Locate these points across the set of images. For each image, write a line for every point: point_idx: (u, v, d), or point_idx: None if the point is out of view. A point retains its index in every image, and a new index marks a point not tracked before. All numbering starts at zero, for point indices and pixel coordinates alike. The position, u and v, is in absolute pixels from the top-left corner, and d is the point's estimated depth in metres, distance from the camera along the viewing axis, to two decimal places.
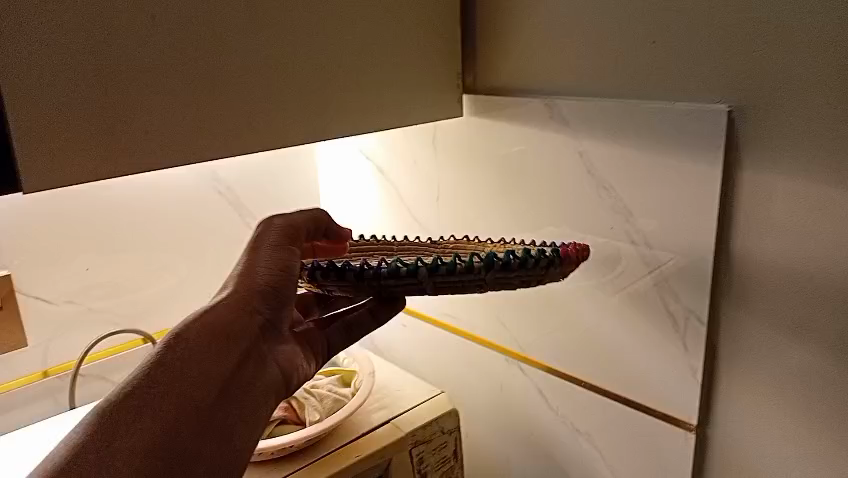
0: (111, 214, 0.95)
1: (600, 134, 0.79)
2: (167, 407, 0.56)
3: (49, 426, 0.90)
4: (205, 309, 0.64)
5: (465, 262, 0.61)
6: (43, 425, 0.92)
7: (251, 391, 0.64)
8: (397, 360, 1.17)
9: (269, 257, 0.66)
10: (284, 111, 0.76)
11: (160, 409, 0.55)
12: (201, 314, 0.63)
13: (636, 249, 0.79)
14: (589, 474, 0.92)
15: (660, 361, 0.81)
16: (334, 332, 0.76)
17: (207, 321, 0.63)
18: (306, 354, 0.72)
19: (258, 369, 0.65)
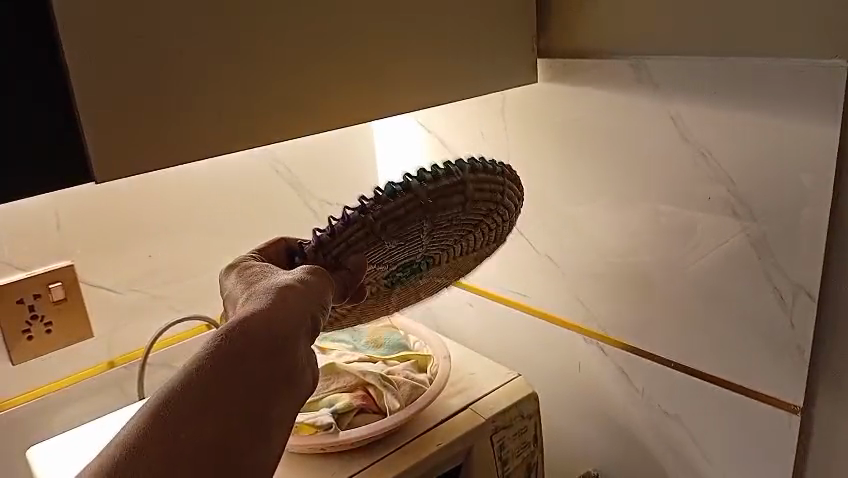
0: (173, 201, 0.93)
1: (697, 94, 0.74)
2: (190, 428, 0.44)
3: (117, 418, 0.88)
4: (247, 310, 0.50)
5: (440, 165, 0.61)
6: (111, 416, 0.90)
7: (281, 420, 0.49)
8: (460, 339, 1.12)
9: (304, 288, 0.53)
10: (360, 85, 0.72)
11: (188, 431, 0.44)
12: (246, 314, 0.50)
13: (737, 220, 0.74)
14: (679, 458, 0.87)
15: (763, 340, 0.75)
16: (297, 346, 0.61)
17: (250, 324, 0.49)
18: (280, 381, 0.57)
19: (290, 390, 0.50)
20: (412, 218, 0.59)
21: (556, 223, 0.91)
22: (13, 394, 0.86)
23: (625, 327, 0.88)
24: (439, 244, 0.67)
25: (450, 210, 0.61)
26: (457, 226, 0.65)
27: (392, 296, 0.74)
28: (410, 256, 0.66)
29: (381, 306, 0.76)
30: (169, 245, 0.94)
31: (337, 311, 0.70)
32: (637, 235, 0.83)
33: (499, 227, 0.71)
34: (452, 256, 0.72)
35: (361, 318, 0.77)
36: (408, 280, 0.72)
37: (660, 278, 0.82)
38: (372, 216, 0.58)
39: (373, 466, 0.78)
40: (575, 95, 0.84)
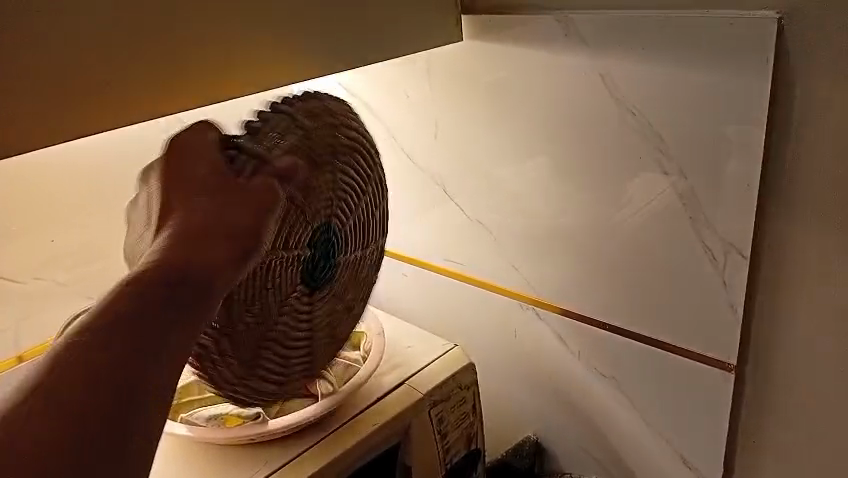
0: (74, 181, 0.85)
1: (628, 48, 0.71)
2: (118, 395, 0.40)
3: None
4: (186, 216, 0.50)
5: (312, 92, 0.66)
6: None
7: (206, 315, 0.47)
8: (392, 311, 1.08)
9: (240, 207, 0.51)
10: (270, 47, 0.66)
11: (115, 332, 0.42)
12: (184, 222, 0.49)
13: (669, 179, 0.72)
14: (615, 418, 0.87)
15: (696, 301, 0.75)
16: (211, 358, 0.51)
17: (189, 232, 0.48)
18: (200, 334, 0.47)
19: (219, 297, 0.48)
20: (304, 132, 0.62)
21: (486, 188, 0.88)
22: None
23: (560, 290, 0.86)
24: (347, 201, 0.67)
25: (335, 137, 0.65)
26: (354, 174, 0.67)
27: (311, 302, 0.67)
28: (322, 208, 0.64)
29: (303, 324, 0.66)
30: (71, 227, 0.86)
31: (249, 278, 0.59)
32: (569, 196, 0.81)
33: (375, 222, 0.73)
34: (357, 248, 0.71)
35: (281, 353, 0.66)
36: (322, 274, 0.67)
37: (594, 240, 0.81)
38: (269, 121, 0.60)
39: (304, 455, 0.74)
40: (502, 52, 0.80)
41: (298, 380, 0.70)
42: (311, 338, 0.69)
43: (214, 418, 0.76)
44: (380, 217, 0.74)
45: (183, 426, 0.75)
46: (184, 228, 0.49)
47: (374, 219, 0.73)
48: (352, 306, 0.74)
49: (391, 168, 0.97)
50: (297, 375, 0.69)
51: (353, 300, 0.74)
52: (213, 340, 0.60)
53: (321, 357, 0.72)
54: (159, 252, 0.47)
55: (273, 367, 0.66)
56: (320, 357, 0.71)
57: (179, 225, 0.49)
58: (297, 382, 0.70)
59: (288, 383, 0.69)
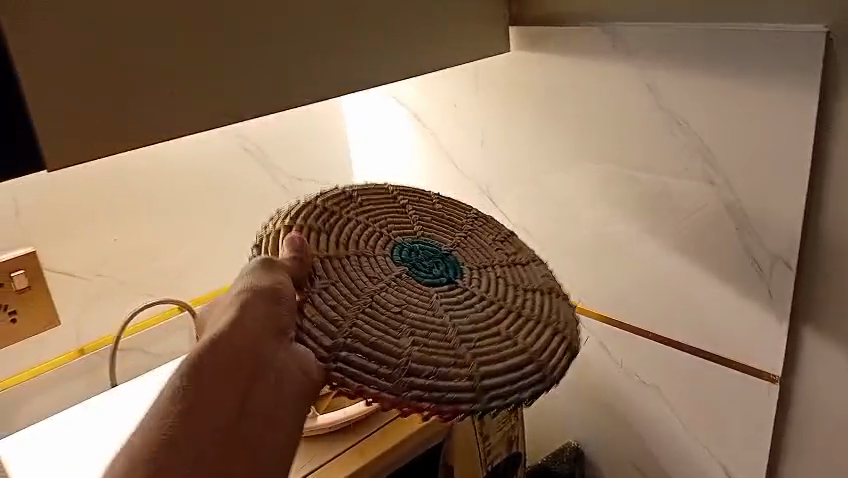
0: (137, 183, 0.90)
1: (674, 60, 0.72)
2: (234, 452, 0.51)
3: (124, 394, 0.84)
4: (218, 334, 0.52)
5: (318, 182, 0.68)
6: (125, 389, 0.86)
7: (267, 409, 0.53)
8: None
9: (256, 311, 0.53)
10: (325, 59, 0.69)
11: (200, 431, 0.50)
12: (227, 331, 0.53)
13: (715, 189, 0.73)
14: (658, 427, 0.87)
15: (740, 311, 0.75)
16: (420, 378, 0.52)
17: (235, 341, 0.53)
18: (366, 369, 0.51)
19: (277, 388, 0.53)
20: (326, 203, 0.64)
21: (532, 196, 0.89)
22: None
23: (604, 298, 0.87)
24: (397, 219, 0.67)
25: (355, 194, 0.67)
26: (383, 204, 0.68)
27: (459, 288, 0.61)
28: (395, 234, 0.65)
29: (470, 308, 0.59)
30: (133, 228, 0.91)
31: (363, 323, 0.54)
32: (614, 205, 0.82)
33: (461, 215, 0.73)
34: (453, 235, 0.69)
35: (478, 336, 0.57)
36: (448, 263, 0.64)
37: (638, 250, 0.81)
38: (283, 213, 0.63)
39: (349, 452, 0.77)
40: (549, 63, 0.82)
41: (535, 337, 0.60)
42: (500, 303, 0.61)
43: None
44: (448, 203, 0.73)
45: None
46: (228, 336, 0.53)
47: (444, 207, 0.72)
48: (519, 257, 0.70)
49: (440, 175, 0.99)
50: (536, 332, 0.60)
51: (503, 257, 0.69)
52: (396, 385, 0.51)
53: (537, 302, 0.64)
54: (199, 366, 0.51)
55: (493, 347, 0.56)
56: (535, 304, 0.64)
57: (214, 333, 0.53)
58: (550, 335, 0.61)
59: (531, 343, 0.59)
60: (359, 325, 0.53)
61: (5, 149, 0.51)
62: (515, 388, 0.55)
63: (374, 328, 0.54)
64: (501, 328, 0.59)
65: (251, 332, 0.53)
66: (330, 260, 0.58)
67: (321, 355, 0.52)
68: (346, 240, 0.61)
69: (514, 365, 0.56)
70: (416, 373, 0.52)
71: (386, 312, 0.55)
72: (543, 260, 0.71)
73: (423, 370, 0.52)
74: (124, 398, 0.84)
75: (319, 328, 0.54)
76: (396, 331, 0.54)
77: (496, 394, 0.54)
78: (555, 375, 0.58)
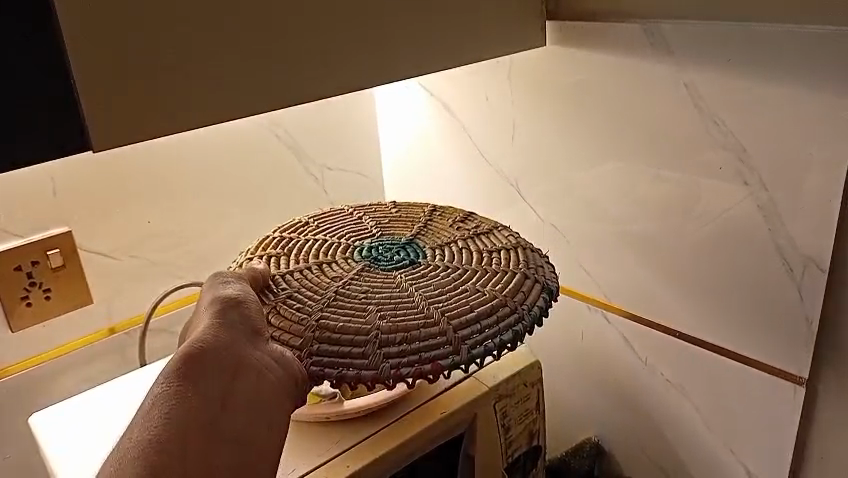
0: (171, 167, 0.91)
1: (714, 58, 0.71)
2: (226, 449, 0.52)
3: (139, 374, 0.86)
4: (197, 337, 0.56)
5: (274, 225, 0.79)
6: (140, 372, 0.87)
7: (253, 405, 0.55)
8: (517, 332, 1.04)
9: (228, 315, 0.58)
10: (365, 48, 0.70)
11: (189, 428, 0.50)
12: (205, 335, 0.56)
13: (749, 190, 0.72)
14: (681, 426, 0.87)
15: (769, 312, 0.75)
16: (391, 348, 0.59)
17: (215, 340, 0.56)
18: (340, 352, 0.59)
19: (261, 383, 0.56)
20: (280, 240, 0.74)
21: (562, 191, 0.89)
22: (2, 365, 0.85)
23: (630, 295, 0.87)
24: (355, 230, 0.76)
25: (305, 225, 0.77)
26: (342, 221, 0.78)
27: (421, 265, 0.69)
28: (353, 241, 0.74)
29: (435, 277, 0.67)
30: (167, 211, 0.92)
31: (331, 313, 0.62)
32: (643, 202, 0.82)
33: (416, 212, 0.81)
34: (411, 225, 0.78)
35: (445, 296, 0.64)
36: (410, 250, 0.72)
37: (667, 248, 0.81)
38: (243, 256, 0.73)
39: (373, 438, 0.77)
40: (584, 59, 0.82)
41: (503, 284, 0.66)
42: (466, 268, 0.68)
43: None
44: (403, 206, 0.82)
45: None
46: (208, 338, 0.56)
47: (400, 209, 0.82)
48: (488, 228, 0.76)
49: (469, 167, 0.99)
50: (505, 280, 0.67)
51: (464, 231, 0.76)
52: (375, 356, 0.58)
53: (504, 257, 0.71)
54: (182, 365, 0.53)
55: (463, 302, 0.63)
56: (502, 259, 0.70)
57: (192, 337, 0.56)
58: (520, 280, 0.67)
59: (501, 290, 0.65)
60: (323, 317, 0.61)
61: (37, 140, 0.53)
62: (494, 332, 0.61)
63: (338, 317, 0.61)
64: (468, 286, 0.65)
65: (226, 334, 0.57)
66: (293, 273, 0.68)
67: (298, 355, 0.59)
68: (303, 256, 0.71)
69: (487, 312, 0.62)
70: (387, 342, 0.59)
71: (347, 300, 0.63)
72: (505, 226, 0.77)
73: (390, 339, 0.59)
74: (140, 379, 0.85)
75: (289, 330, 0.61)
76: (362, 313, 0.62)
77: (472, 338, 0.60)
78: (533, 312, 0.64)
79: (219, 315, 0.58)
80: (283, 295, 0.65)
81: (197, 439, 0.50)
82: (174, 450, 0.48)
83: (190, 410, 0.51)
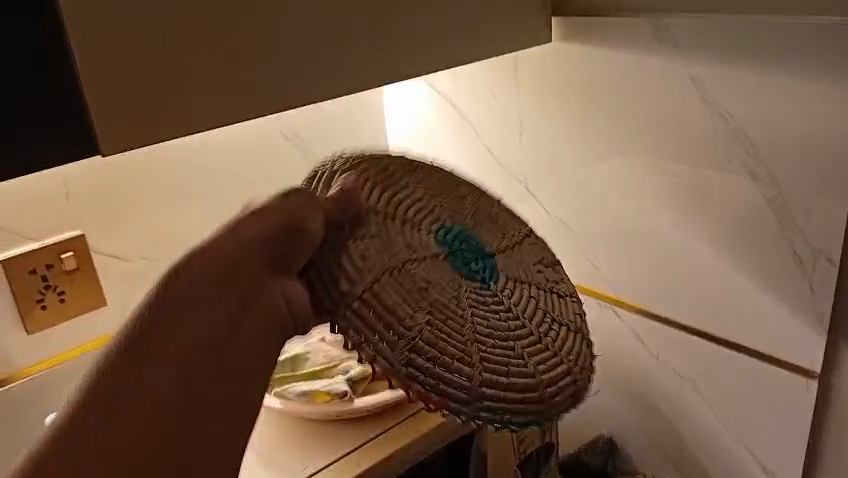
0: (181, 169, 0.92)
1: (721, 53, 0.71)
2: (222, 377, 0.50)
3: None
4: (216, 238, 0.52)
5: None
6: None
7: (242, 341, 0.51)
8: None
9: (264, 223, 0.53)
10: (371, 49, 0.70)
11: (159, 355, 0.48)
12: (221, 241, 0.52)
13: (757, 183, 0.72)
14: (693, 422, 0.87)
15: (780, 306, 0.75)
16: (420, 357, 0.53)
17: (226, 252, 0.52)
18: (370, 329, 0.52)
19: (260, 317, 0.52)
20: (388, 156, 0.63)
21: (571, 188, 0.89)
22: (17, 368, 0.86)
23: (639, 290, 0.87)
24: (455, 203, 0.66)
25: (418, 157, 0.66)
26: (445, 183, 0.67)
27: (489, 292, 0.62)
28: (445, 214, 0.64)
29: (495, 314, 0.60)
30: (177, 213, 0.93)
31: (388, 284, 0.54)
32: (652, 197, 0.81)
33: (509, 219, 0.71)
34: (503, 240, 0.69)
35: (491, 341, 0.58)
36: (489, 265, 0.64)
37: (675, 242, 0.81)
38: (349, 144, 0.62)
39: (383, 436, 0.78)
40: (591, 54, 0.82)
41: (546, 367, 0.60)
42: (525, 324, 0.62)
43: (303, 394, 0.78)
44: (505, 211, 0.72)
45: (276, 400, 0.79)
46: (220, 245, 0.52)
47: (499, 212, 0.71)
48: (556, 288, 0.69)
49: (476, 165, 0.99)
50: (549, 363, 0.61)
51: (543, 282, 0.68)
52: (402, 358, 0.52)
53: (560, 336, 0.65)
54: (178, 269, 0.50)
55: (502, 359, 0.57)
56: (557, 337, 0.64)
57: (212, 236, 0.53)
58: (562, 370, 0.62)
59: (541, 371, 0.60)
60: (376, 283, 0.53)
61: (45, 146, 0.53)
62: (514, 409, 0.56)
63: (386, 292, 0.53)
64: (515, 344, 0.60)
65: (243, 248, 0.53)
66: (383, 216, 0.57)
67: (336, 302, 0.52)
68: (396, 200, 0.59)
69: (518, 383, 0.57)
70: (420, 347, 0.53)
71: (406, 286, 0.55)
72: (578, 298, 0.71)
73: (422, 345, 0.53)
74: None
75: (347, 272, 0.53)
76: (415, 309, 0.55)
77: (492, 405, 0.55)
78: (554, 412, 0.59)
79: (251, 228, 0.53)
80: (360, 238, 0.55)
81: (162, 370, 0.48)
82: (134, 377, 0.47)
83: (186, 332, 0.49)
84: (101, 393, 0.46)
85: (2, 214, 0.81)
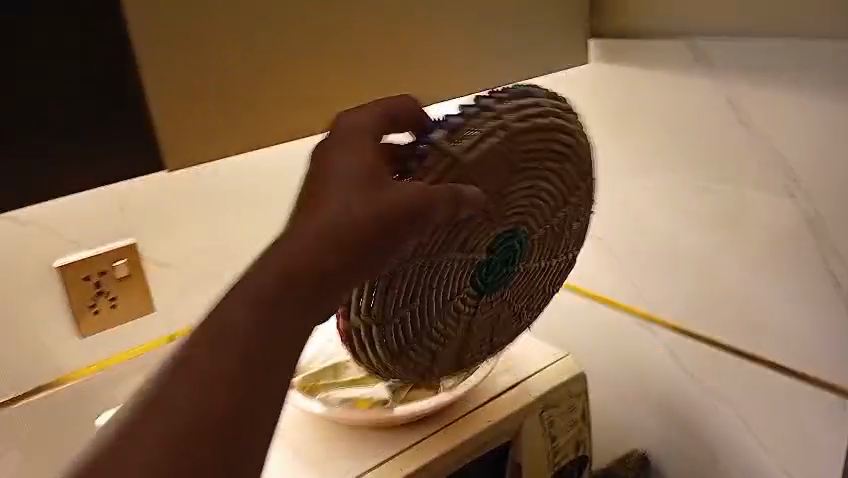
0: (230, 182, 0.96)
1: (760, 75, 0.73)
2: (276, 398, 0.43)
3: None
4: (301, 233, 0.47)
5: (549, 91, 0.60)
6: None
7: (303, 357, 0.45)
8: (560, 344, 1.05)
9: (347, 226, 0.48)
10: (422, 69, 0.72)
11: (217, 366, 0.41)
12: (305, 240, 0.46)
13: (794, 202, 0.73)
14: (727, 438, 0.88)
15: (816, 325, 0.75)
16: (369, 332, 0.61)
17: (306, 252, 0.46)
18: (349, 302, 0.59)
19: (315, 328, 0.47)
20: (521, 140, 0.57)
21: (609, 204, 0.91)
22: (70, 369, 0.90)
23: (675, 306, 0.88)
24: (546, 208, 0.63)
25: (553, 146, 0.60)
26: (558, 181, 0.63)
27: (472, 300, 0.65)
28: (519, 225, 0.62)
29: (457, 319, 0.65)
30: (226, 224, 0.97)
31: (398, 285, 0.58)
32: (689, 214, 0.83)
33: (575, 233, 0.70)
34: (546, 258, 0.69)
35: (432, 340, 0.65)
36: (506, 275, 0.66)
37: (712, 259, 0.82)
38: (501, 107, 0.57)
39: (425, 442, 0.80)
40: (629, 74, 0.83)
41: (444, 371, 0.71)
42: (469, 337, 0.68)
43: (346, 400, 0.81)
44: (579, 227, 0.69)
45: (320, 405, 0.82)
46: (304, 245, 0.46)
47: (577, 226, 0.69)
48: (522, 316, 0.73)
49: None
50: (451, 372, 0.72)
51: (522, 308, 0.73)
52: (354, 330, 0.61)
53: (483, 355, 0.73)
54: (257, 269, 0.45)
55: (422, 358, 0.66)
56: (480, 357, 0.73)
57: (302, 228, 0.47)
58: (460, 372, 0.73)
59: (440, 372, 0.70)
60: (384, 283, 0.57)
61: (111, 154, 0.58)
62: (396, 377, 0.68)
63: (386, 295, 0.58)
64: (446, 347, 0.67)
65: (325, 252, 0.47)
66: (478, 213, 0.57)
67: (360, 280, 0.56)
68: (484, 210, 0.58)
69: (415, 373, 0.68)
70: (373, 331, 0.60)
71: (408, 291, 0.59)
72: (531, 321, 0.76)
73: (378, 333, 0.60)
74: None
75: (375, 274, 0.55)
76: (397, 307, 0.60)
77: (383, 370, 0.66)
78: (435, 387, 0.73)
79: (338, 209, 0.48)
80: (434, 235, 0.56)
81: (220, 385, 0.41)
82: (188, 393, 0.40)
83: (249, 335, 0.42)
84: (149, 409, 0.39)
85: (62, 222, 0.85)
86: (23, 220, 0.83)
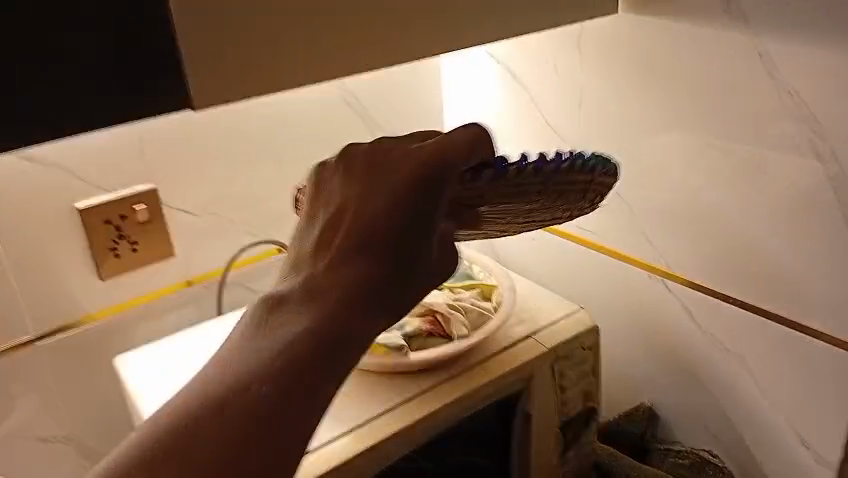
0: (250, 130, 0.96)
1: (791, 29, 0.72)
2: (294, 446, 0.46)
3: (213, 327, 0.92)
4: (325, 287, 0.52)
5: (599, 160, 0.55)
6: (205, 326, 0.94)
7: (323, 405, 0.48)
8: (573, 298, 1.06)
9: (369, 280, 0.52)
10: (448, 18, 0.71)
11: (238, 421, 0.46)
12: (325, 297, 0.51)
13: (819, 160, 0.73)
14: (737, 394, 0.89)
15: (833, 283, 0.76)
16: None
17: (328, 306, 0.51)
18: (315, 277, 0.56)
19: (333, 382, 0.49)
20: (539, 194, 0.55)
21: (629, 160, 0.90)
22: (91, 311, 0.92)
23: (691, 263, 0.88)
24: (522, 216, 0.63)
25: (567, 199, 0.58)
26: (548, 212, 0.62)
27: None
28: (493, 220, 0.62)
29: None
30: (244, 172, 0.97)
31: None
32: (709, 171, 0.82)
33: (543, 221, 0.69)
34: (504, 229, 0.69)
35: None
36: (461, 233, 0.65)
37: (730, 217, 0.82)
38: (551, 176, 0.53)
39: (439, 388, 0.81)
40: (656, 27, 0.82)
41: None
42: None
43: None
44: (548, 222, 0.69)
45: None
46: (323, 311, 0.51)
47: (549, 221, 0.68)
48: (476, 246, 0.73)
49: (534, 135, 1.01)
50: None
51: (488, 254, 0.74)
52: None
53: None
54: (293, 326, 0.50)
55: None
56: None
57: (329, 282, 0.52)
58: None
59: None
60: None
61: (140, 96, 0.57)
62: None
63: None
64: None
65: (349, 309, 0.51)
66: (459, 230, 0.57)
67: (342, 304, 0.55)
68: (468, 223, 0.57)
69: None
70: None
71: None
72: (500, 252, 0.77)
73: None
74: (214, 330, 0.91)
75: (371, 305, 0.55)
76: None
77: None
78: None
79: (358, 271, 0.52)
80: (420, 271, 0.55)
81: (243, 435, 0.45)
82: (209, 443, 0.45)
83: (263, 392, 0.47)
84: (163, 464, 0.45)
85: (84, 165, 0.86)
86: (44, 161, 0.84)
